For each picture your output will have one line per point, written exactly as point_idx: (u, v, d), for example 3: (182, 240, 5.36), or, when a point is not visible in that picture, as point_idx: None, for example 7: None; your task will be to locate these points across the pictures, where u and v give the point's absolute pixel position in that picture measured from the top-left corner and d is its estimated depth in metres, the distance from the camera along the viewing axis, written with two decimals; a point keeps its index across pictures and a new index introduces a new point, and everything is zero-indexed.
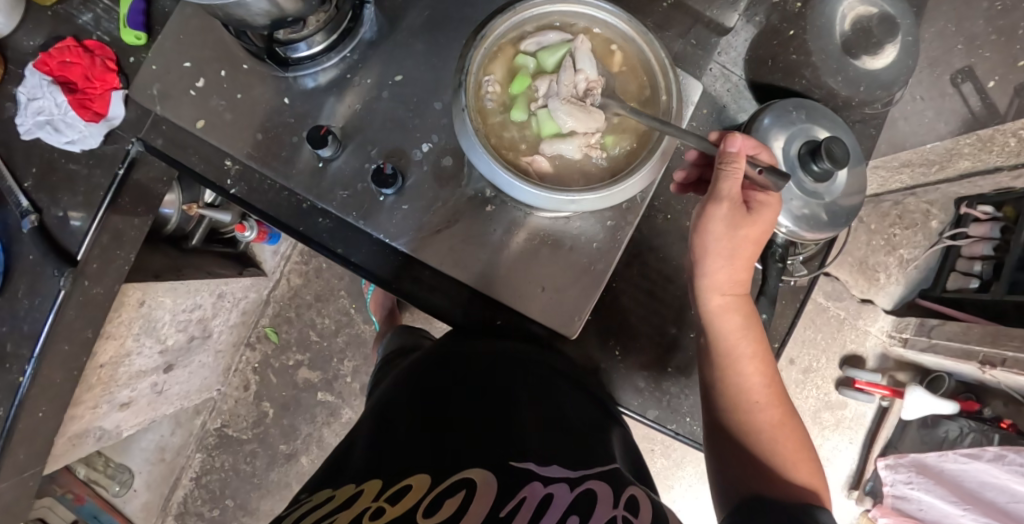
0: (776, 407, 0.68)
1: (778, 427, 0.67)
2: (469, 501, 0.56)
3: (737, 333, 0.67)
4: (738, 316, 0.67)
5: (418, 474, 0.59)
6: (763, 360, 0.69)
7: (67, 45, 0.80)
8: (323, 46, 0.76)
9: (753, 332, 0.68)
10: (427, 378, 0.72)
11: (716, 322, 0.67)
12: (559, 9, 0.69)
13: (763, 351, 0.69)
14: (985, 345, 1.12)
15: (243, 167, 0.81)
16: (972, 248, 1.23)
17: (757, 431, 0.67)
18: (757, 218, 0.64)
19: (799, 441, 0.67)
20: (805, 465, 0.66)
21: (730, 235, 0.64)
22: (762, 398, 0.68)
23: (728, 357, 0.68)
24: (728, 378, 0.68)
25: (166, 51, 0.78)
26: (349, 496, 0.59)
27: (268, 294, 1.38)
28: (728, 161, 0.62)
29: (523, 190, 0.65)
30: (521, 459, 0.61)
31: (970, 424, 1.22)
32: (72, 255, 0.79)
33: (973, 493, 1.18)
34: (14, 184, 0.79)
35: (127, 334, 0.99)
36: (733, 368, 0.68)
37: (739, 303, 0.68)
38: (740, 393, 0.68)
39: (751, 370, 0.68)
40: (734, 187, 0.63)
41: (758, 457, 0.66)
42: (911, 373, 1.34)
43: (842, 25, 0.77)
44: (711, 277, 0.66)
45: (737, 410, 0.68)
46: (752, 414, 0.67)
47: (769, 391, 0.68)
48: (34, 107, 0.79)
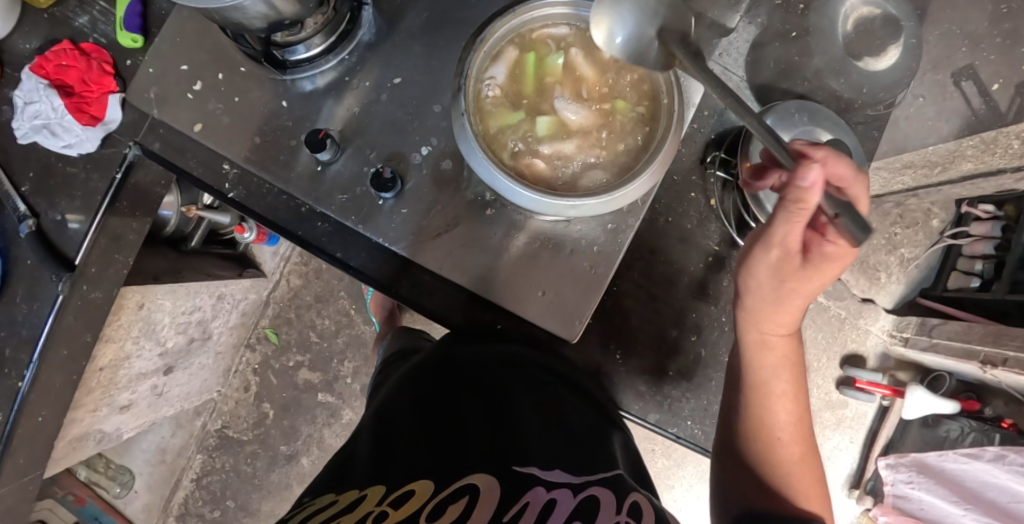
0: (800, 443, 0.66)
1: (798, 462, 0.66)
2: (472, 507, 0.56)
3: (770, 368, 0.66)
4: (778, 351, 0.65)
5: (421, 479, 0.59)
6: (797, 398, 0.67)
7: (64, 48, 0.79)
8: (321, 48, 0.75)
9: (789, 370, 0.66)
10: (434, 382, 0.72)
11: (751, 354, 0.66)
12: (559, 11, 0.68)
13: (799, 389, 0.67)
14: (986, 345, 1.12)
15: (241, 170, 0.80)
16: (974, 247, 1.23)
17: (775, 462, 0.66)
18: (808, 273, 0.59)
19: (816, 477, 0.66)
20: (817, 499, 0.65)
21: (774, 283, 0.61)
22: (787, 433, 0.66)
23: (759, 387, 0.67)
24: (755, 407, 0.67)
25: (163, 54, 0.78)
26: (352, 499, 0.59)
27: (268, 295, 1.38)
28: (792, 204, 0.54)
29: (522, 195, 0.64)
30: (523, 464, 0.60)
31: (971, 424, 1.23)
32: (70, 259, 0.79)
33: (975, 492, 1.20)
34: (11, 189, 0.79)
35: (126, 338, 0.99)
36: (762, 400, 0.67)
37: (783, 341, 0.65)
38: (765, 425, 0.67)
39: (781, 404, 0.67)
40: (790, 233, 0.57)
41: (768, 483, 0.66)
42: (912, 372, 1.33)
43: (844, 26, 0.76)
44: (750, 313, 0.64)
45: (757, 438, 0.67)
46: (775, 447, 0.66)
47: (796, 428, 0.67)
48: (30, 110, 0.78)
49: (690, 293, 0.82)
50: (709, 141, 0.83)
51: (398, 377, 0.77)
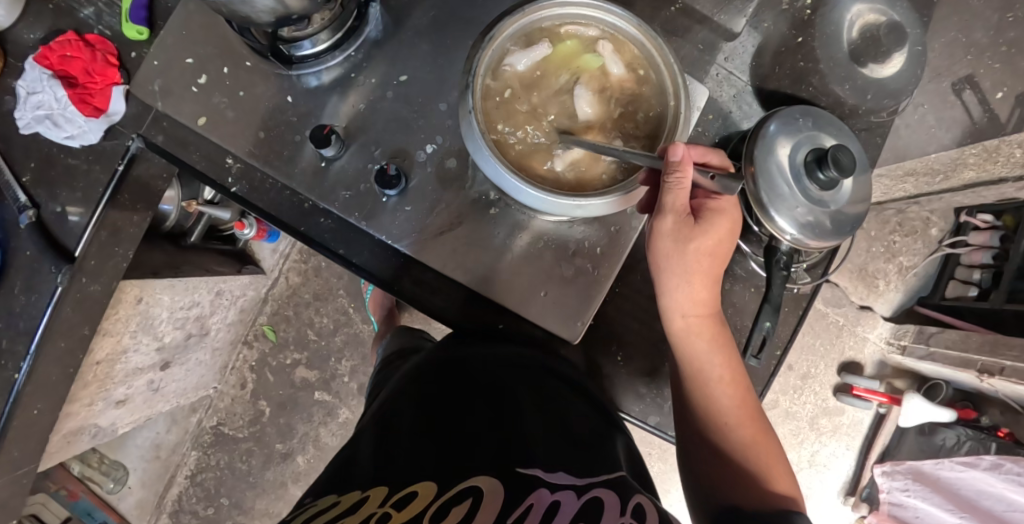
0: (751, 425, 0.67)
1: (751, 445, 0.67)
2: (475, 508, 0.55)
3: (703, 354, 0.67)
4: (703, 333, 0.67)
5: (423, 481, 0.59)
6: (735, 377, 0.68)
7: (69, 39, 0.79)
8: (327, 45, 0.75)
9: (723, 352, 0.67)
10: (433, 383, 0.71)
11: (681, 342, 0.67)
12: (568, 12, 0.68)
13: (736, 368, 0.68)
14: (984, 354, 1.13)
15: (245, 165, 0.79)
16: (972, 256, 1.25)
17: (727, 451, 0.66)
18: (707, 228, 0.62)
19: (777, 457, 0.67)
20: (784, 480, 0.65)
21: (678, 249, 0.64)
22: (735, 417, 0.67)
23: (694, 376, 0.68)
24: (695, 397, 0.68)
25: (168, 46, 0.78)
26: (354, 501, 0.58)
27: (267, 292, 1.37)
28: (669, 173, 0.60)
29: (524, 193, 0.65)
30: (526, 464, 0.60)
31: (967, 432, 1.22)
32: (70, 251, 0.78)
33: (970, 501, 1.19)
34: (12, 179, 0.78)
35: (124, 331, 0.99)
36: (702, 389, 0.67)
37: (705, 324, 0.67)
38: (709, 410, 0.67)
39: (722, 389, 0.67)
40: (677, 201, 0.62)
41: (730, 474, 0.66)
42: (909, 380, 1.34)
43: (850, 32, 0.76)
44: (670, 296, 0.66)
45: (710, 428, 0.67)
46: (720, 432, 0.67)
47: (741, 408, 0.68)
48: (33, 101, 0.78)
49: None
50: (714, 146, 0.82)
51: (396, 380, 0.77)
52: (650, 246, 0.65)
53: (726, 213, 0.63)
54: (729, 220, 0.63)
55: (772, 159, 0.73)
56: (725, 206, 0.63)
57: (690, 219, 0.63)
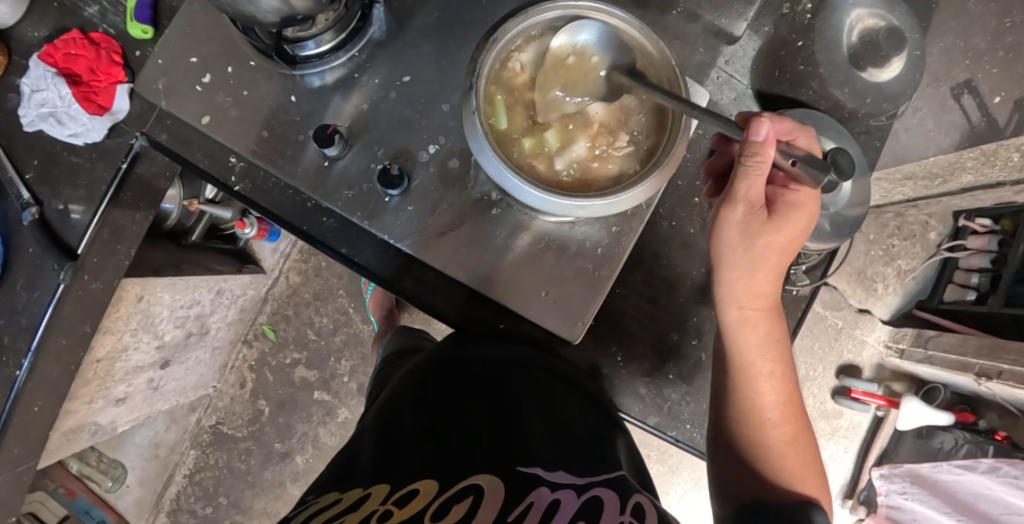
0: (790, 425, 0.67)
1: (787, 445, 0.66)
2: (476, 507, 0.55)
3: (754, 347, 0.66)
4: (758, 325, 0.65)
5: (425, 479, 0.59)
6: (782, 375, 0.67)
7: (73, 37, 0.79)
8: (332, 45, 0.75)
9: (772, 346, 0.66)
10: (436, 382, 0.72)
11: (733, 334, 0.66)
12: (571, 15, 0.68)
13: (784, 365, 0.67)
14: (981, 357, 1.14)
15: (247, 164, 0.80)
16: (971, 260, 1.25)
17: (765, 449, 0.66)
18: (780, 225, 0.60)
19: (809, 459, 0.67)
20: (812, 478, 0.66)
21: (746, 241, 0.62)
22: (776, 414, 0.67)
23: (743, 369, 0.67)
24: (740, 390, 0.67)
25: (172, 46, 0.78)
26: (356, 498, 0.58)
27: (267, 292, 1.37)
28: (750, 158, 0.58)
29: (527, 194, 0.65)
30: (527, 463, 0.60)
31: (964, 435, 1.23)
32: (72, 249, 0.79)
33: (968, 504, 1.18)
34: (15, 176, 0.79)
35: (125, 330, 0.99)
36: (748, 383, 0.67)
37: (760, 317, 0.65)
38: (751, 405, 0.67)
39: (767, 384, 0.66)
40: (751, 191, 0.60)
41: (764, 471, 0.66)
42: (907, 383, 1.34)
43: (849, 37, 0.78)
44: (729, 286, 0.65)
45: (751, 424, 0.67)
46: (762, 430, 0.66)
47: (783, 407, 0.67)
48: (37, 99, 0.78)
49: (691, 297, 0.81)
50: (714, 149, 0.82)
51: (399, 378, 0.77)
52: (715, 230, 0.63)
53: (803, 209, 0.61)
54: (806, 216, 0.61)
55: None
56: (802, 201, 0.61)
57: (763, 211, 0.61)
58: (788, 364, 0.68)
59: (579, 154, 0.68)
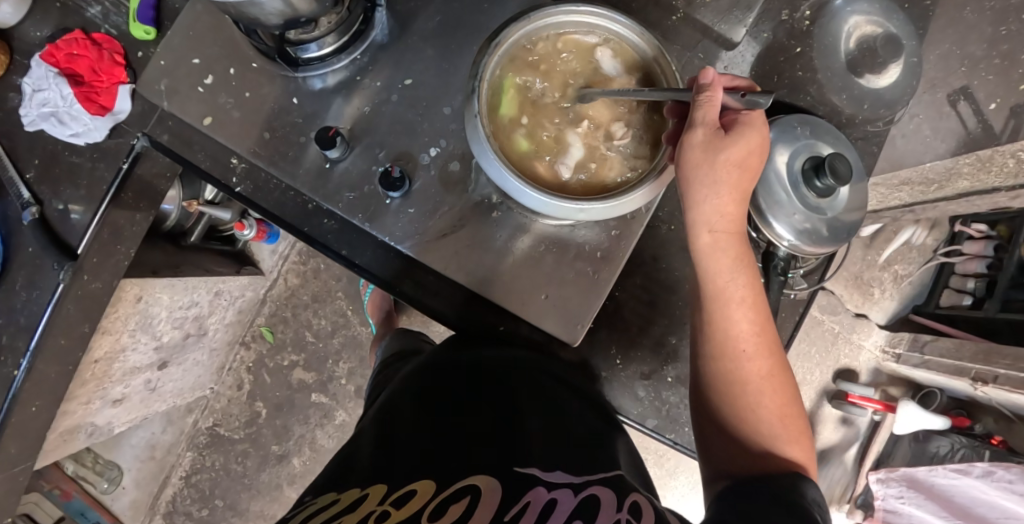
0: (766, 355, 0.64)
1: (764, 377, 0.64)
2: (473, 506, 0.55)
3: (727, 274, 0.63)
4: (727, 247, 0.63)
5: (422, 479, 0.59)
6: (757, 302, 0.64)
7: (75, 38, 0.79)
8: (334, 47, 0.76)
9: (744, 274, 0.63)
10: (434, 381, 0.72)
11: (706, 259, 0.63)
12: (572, 20, 0.69)
13: (758, 292, 0.64)
14: (977, 362, 1.15)
15: (249, 165, 0.80)
16: (966, 265, 1.26)
17: (740, 383, 0.64)
18: (737, 140, 0.60)
19: (787, 390, 0.65)
20: (790, 415, 0.64)
21: (708, 162, 0.60)
22: (751, 345, 0.63)
23: (716, 298, 0.64)
24: (715, 321, 0.64)
25: (175, 47, 0.78)
26: (354, 499, 0.58)
27: (265, 293, 1.37)
28: (701, 92, 0.60)
29: (527, 194, 0.65)
30: (524, 464, 0.60)
31: (961, 440, 1.23)
32: (73, 249, 0.79)
33: (964, 508, 1.18)
34: (16, 175, 0.79)
35: (123, 330, 0.99)
36: (721, 312, 0.64)
37: (731, 241, 0.63)
38: (727, 339, 0.64)
39: (741, 315, 0.63)
40: (709, 116, 0.60)
41: (739, 413, 0.64)
42: (903, 387, 1.35)
43: (847, 43, 0.80)
44: (698, 207, 0.62)
45: (725, 357, 0.64)
46: (736, 364, 0.64)
47: (760, 338, 0.64)
48: (39, 98, 0.78)
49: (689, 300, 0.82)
50: None
51: (398, 380, 0.77)
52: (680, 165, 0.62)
53: (756, 127, 0.61)
54: (761, 134, 0.61)
55: (771, 166, 0.74)
56: (754, 119, 0.61)
57: (720, 131, 0.60)
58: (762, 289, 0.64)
59: (575, 158, 0.69)
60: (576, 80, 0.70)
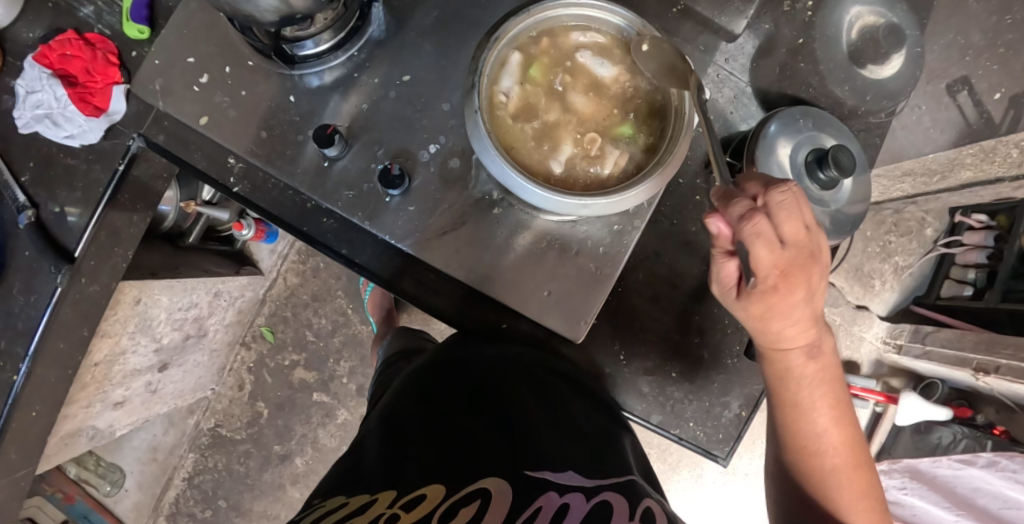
0: (849, 450, 0.62)
1: (840, 473, 0.61)
2: (484, 511, 0.55)
3: (805, 378, 0.60)
4: (803, 361, 0.59)
5: (432, 483, 0.59)
6: (837, 403, 0.61)
7: (68, 38, 0.78)
8: (330, 44, 0.75)
9: (823, 377, 0.60)
10: (443, 385, 0.71)
11: (778, 366, 0.61)
12: (573, 13, 0.68)
13: (839, 392, 0.61)
14: (979, 353, 1.15)
15: (246, 165, 0.79)
16: (967, 256, 1.27)
17: (818, 475, 0.62)
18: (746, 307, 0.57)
19: (868, 481, 0.62)
20: (871, 506, 0.62)
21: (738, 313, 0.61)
22: (829, 444, 0.61)
23: (790, 400, 0.61)
24: (788, 420, 0.62)
25: (169, 46, 0.77)
26: (362, 503, 0.58)
27: (265, 293, 1.36)
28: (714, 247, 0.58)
29: (527, 190, 0.65)
30: (536, 467, 0.60)
31: (963, 429, 1.23)
32: (69, 252, 0.78)
33: (966, 499, 1.17)
34: (11, 178, 0.78)
35: (122, 333, 0.98)
36: (797, 415, 0.61)
37: (811, 349, 0.59)
38: (802, 437, 0.62)
39: (819, 416, 0.61)
40: (725, 275, 0.58)
41: (822, 499, 0.62)
42: (905, 379, 1.35)
43: (850, 34, 0.78)
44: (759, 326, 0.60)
45: (802, 452, 0.62)
46: (815, 459, 0.62)
47: (841, 435, 0.61)
48: (32, 100, 0.77)
49: (692, 295, 0.81)
50: (714, 146, 0.81)
51: (403, 378, 0.76)
52: None
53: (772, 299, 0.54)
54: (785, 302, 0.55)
55: (774, 158, 0.73)
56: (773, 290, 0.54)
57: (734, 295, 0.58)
58: (844, 390, 0.62)
59: (567, 155, 0.68)
60: (572, 75, 0.69)
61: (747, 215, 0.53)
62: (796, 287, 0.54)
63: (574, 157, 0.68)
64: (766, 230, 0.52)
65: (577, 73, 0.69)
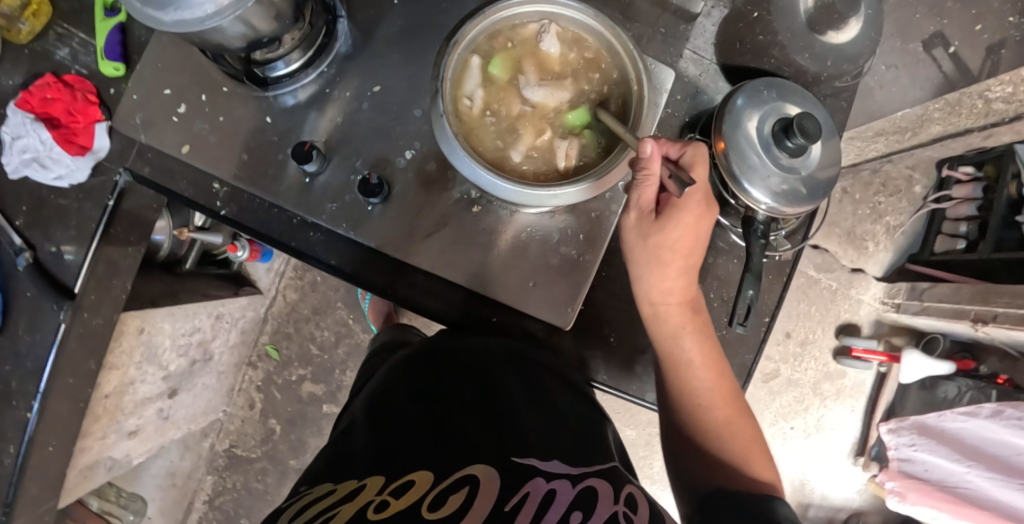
0: (728, 401, 0.70)
1: (725, 421, 0.69)
2: (472, 497, 0.56)
3: (681, 340, 0.69)
4: (680, 321, 0.69)
5: (420, 470, 0.60)
6: (714, 357, 0.70)
7: (47, 82, 0.80)
8: (301, 63, 0.77)
9: (700, 336, 0.70)
10: (428, 376, 0.73)
11: (658, 328, 0.70)
12: (526, 10, 0.69)
13: (714, 348, 0.71)
14: (976, 303, 1.16)
15: (231, 188, 0.81)
16: (957, 209, 1.27)
17: (705, 425, 0.70)
18: (666, 224, 0.66)
19: (750, 430, 0.70)
20: (756, 453, 0.69)
21: (638, 245, 0.68)
22: (712, 394, 0.70)
23: (673, 361, 0.70)
24: (673, 381, 0.71)
25: (145, 80, 0.79)
26: (351, 489, 0.59)
27: (266, 312, 1.38)
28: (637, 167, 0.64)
29: (488, 184, 0.66)
30: (522, 455, 0.61)
31: (968, 382, 1.24)
32: (69, 289, 0.80)
33: (976, 449, 1.16)
34: (5, 223, 0.79)
35: (130, 363, 1.01)
36: (681, 374, 0.70)
37: (681, 312, 0.69)
38: (690, 394, 0.70)
39: (698, 373, 0.70)
40: (642, 197, 0.67)
41: (713, 449, 0.69)
42: (906, 336, 1.36)
43: (805, 2, 0.77)
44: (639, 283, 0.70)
45: (687, 408, 0.70)
46: (701, 410, 0.70)
47: (721, 387, 0.70)
48: (18, 145, 0.79)
49: None
50: (684, 125, 0.83)
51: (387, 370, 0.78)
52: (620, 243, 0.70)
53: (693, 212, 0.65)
54: (696, 219, 0.66)
55: (741, 131, 0.75)
56: (693, 207, 0.65)
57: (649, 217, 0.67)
58: (718, 349, 0.71)
59: (525, 147, 0.70)
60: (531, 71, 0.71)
61: (688, 147, 0.66)
62: (703, 219, 0.66)
63: (540, 153, 0.70)
64: (701, 159, 0.65)
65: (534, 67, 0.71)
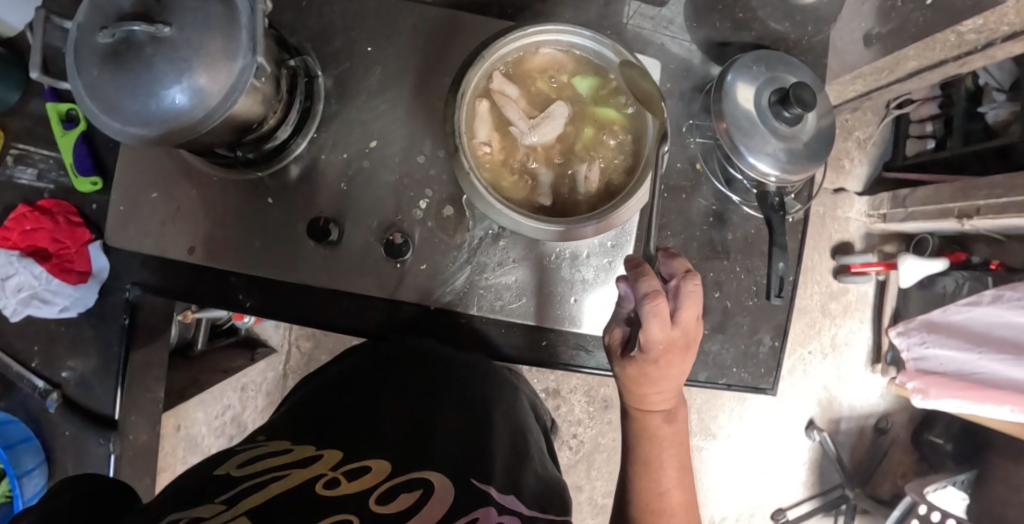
0: (685, 515, 0.69)
1: None
2: (422, 500, 0.47)
3: (660, 438, 0.69)
4: (664, 421, 0.70)
5: (379, 459, 0.52)
6: (684, 470, 0.70)
7: (23, 212, 0.76)
8: (289, 131, 0.74)
9: (678, 441, 0.70)
10: (405, 380, 0.66)
11: (640, 425, 0.70)
12: (527, 42, 0.71)
13: (687, 461, 0.71)
14: (957, 200, 1.21)
15: (248, 278, 0.77)
16: (920, 111, 1.34)
17: None
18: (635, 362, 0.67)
19: None
20: None
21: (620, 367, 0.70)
22: (673, 502, 0.68)
23: (648, 458, 0.69)
24: (642, 475, 0.69)
25: (129, 187, 0.75)
26: (307, 456, 0.52)
27: (284, 368, 1.30)
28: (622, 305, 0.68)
29: (529, 227, 0.68)
30: (484, 480, 0.51)
31: (963, 274, 1.29)
32: (108, 417, 0.78)
33: (983, 334, 1.23)
34: (22, 368, 0.77)
35: (176, 461, 1.05)
36: (648, 472, 0.69)
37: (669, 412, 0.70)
38: (653, 493, 0.68)
39: (667, 474, 0.69)
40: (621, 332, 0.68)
41: None
42: (897, 242, 1.42)
43: None
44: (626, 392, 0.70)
45: (647, 508, 0.68)
46: (658, 514, 0.68)
47: (682, 497, 0.69)
48: (10, 285, 0.75)
49: (704, 253, 0.84)
50: (678, 110, 0.83)
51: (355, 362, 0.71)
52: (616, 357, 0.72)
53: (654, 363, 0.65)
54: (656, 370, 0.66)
55: (740, 108, 0.76)
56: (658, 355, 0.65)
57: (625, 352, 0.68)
58: (690, 464, 0.71)
59: (549, 181, 0.72)
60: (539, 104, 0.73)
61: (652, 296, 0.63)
62: (672, 362, 0.66)
63: (562, 184, 0.72)
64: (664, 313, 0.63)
65: (534, 100, 0.73)
